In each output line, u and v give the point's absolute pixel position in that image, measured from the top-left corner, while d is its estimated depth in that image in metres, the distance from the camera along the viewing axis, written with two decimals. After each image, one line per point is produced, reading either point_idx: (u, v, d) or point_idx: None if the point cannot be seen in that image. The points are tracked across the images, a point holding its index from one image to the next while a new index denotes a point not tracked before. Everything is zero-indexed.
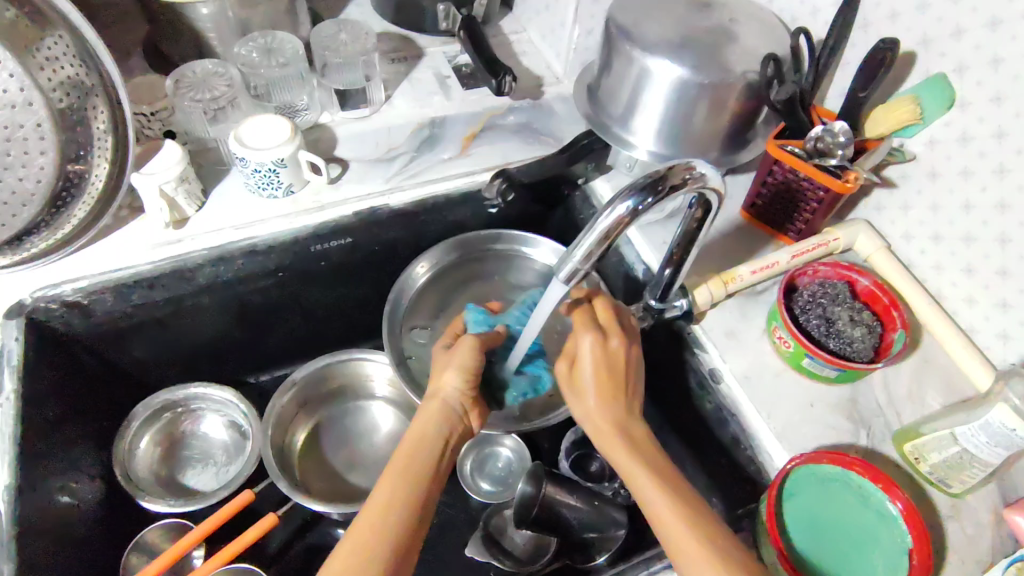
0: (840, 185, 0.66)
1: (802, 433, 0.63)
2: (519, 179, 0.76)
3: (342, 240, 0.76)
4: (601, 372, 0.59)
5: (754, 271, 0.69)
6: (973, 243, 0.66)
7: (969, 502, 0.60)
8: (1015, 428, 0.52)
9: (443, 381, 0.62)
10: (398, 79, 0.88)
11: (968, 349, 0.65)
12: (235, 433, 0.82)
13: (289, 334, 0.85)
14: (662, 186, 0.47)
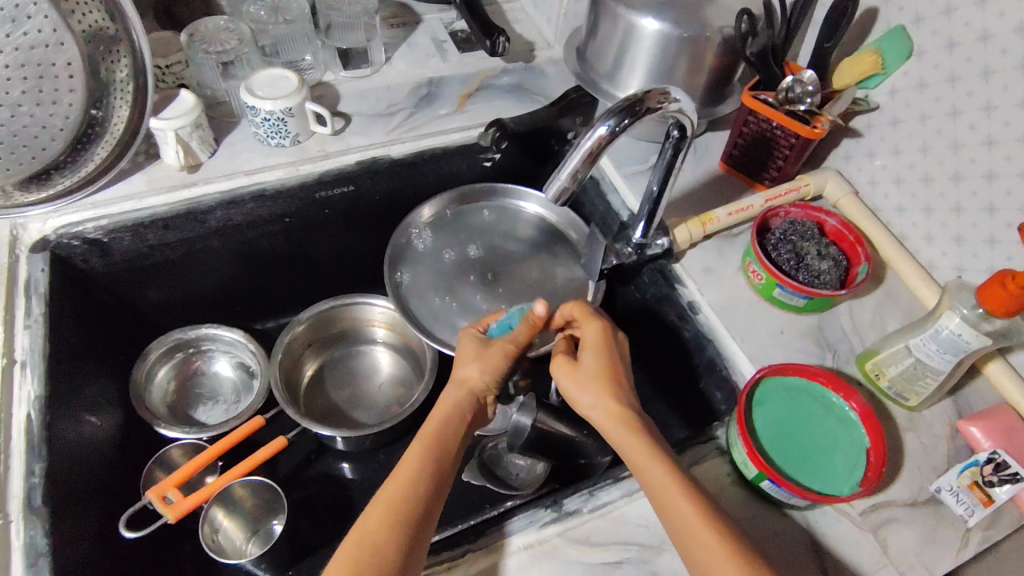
0: (810, 131, 0.72)
1: (772, 355, 0.68)
2: (512, 129, 0.81)
3: (345, 187, 0.81)
4: (604, 366, 0.61)
5: (730, 213, 0.75)
6: (930, 183, 0.71)
7: (924, 415, 0.65)
8: (961, 334, 0.58)
9: (473, 373, 0.63)
10: (397, 42, 0.93)
11: (923, 278, 0.71)
12: (243, 373, 0.87)
13: (295, 282, 0.90)
14: (638, 108, 0.52)
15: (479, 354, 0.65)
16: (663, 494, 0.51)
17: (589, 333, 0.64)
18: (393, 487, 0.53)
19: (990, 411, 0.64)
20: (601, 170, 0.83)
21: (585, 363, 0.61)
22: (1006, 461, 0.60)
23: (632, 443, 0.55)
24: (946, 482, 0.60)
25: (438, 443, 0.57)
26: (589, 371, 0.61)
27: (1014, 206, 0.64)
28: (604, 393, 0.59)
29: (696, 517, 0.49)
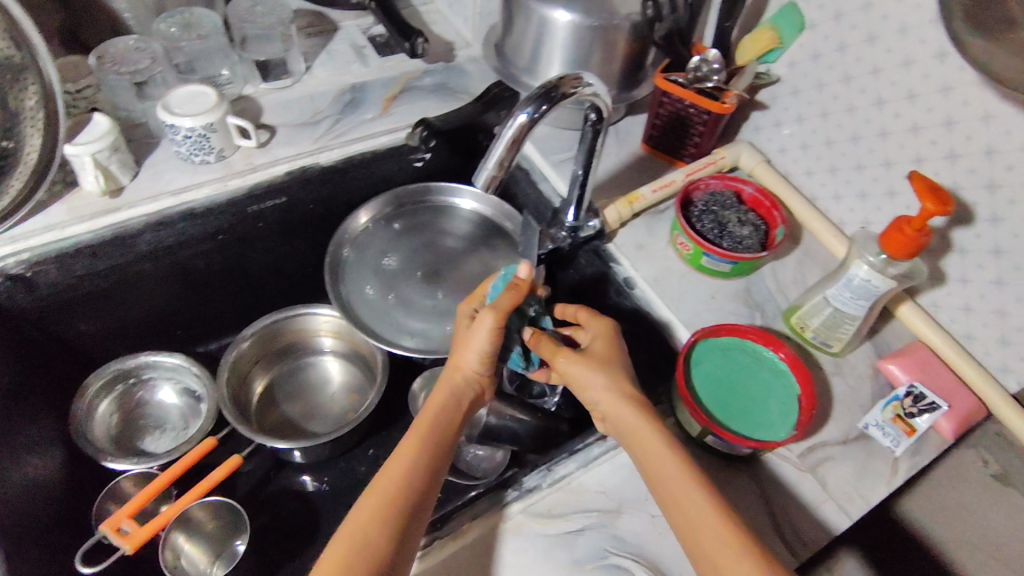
0: (719, 106, 0.76)
1: (707, 320, 0.72)
2: (438, 127, 0.82)
3: (277, 200, 0.80)
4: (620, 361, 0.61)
5: (655, 190, 0.79)
6: (833, 146, 0.76)
7: (848, 360, 0.70)
8: (869, 279, 0.63)
9: (466, 357, 0.62)
10: (316, 50, 0.93)
11: (832, 232, 0.76)
12: (189, 398, 0.86)
13: (235, 299, 0.88)
14: (554, 94, 0.54)
15: (468, 340, 0.62)
16: (673, 486, 0.52)
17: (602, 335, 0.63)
18: (388, 482, 0.53)
19: (905, 350, 0.70)
20: (531, 160, 0.86)
21: (603, 355, 0.62)
22: (924, 393, 0.65)
23: (647, 439, 0.55)
24: (873, 418, 0.65)
25: (433, 438, 0.57)
26: (611, 362, 0.61)
27: (907, 159, 0.70)
28: (617, 386, 0.59)
29: (710, 510, 0.50)
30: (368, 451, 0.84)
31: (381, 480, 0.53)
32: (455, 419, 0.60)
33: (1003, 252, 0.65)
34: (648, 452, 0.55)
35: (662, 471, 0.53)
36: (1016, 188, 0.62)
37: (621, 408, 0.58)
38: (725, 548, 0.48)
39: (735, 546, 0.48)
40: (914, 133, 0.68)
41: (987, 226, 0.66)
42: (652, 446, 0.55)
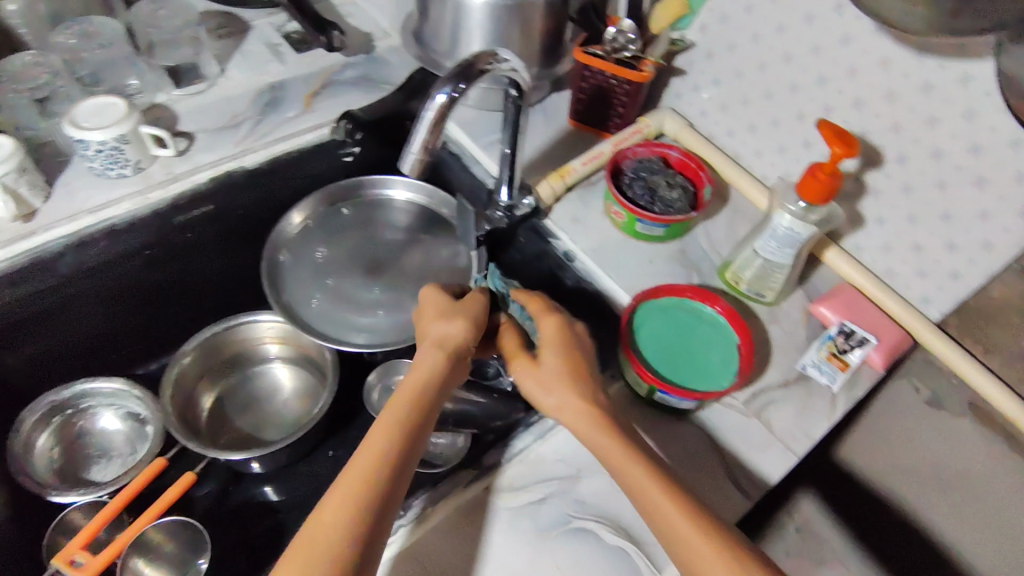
0: (639, 75, 0.78)
1: (646, 284, 0.74)
2: (363, 118, 0.82)
3: (204, 208, 0.78)
4: (566, 363, 0.59)
5: (584, 163, 0.80)
6: (750, 105, 0.79)
7: (782, 308, 0.73)
8: (791, 227, 0.66)
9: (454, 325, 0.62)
10: (229, 52, 0.90)
11: (755, 185, 0.80)
12: (134, 423, 0.83)
13: (172, 316, 0.85)
14: (470, 72, 0.55)
15: (451, 312, 0.63)
16: (643, 491, 0.51)
17: (554, 334, 0.61)
18: (323, 526, 0.49)
19: (833, 292, 0.73)
20: (460, 145, 0.86)
21: (546, 363, 0.60)
22: (853, 330, 0.69)
23: (614, 448, 0.54)
24: (810, 359, 0.68)
25: (381, 446, 0.53)
26: (551, 370, 0.59)
27: (817, 110, 0.73)
28: (574, 399, 0.57)
29: (679, 513, 0.50)
30: (328, 453, 0.82)
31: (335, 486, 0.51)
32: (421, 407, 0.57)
33: (912, 189, 0.69)
34: (615, 461, 0.54)
35: (630, 479, 0.52)
36: (918, 128, 0.66)
37: (577, 418, 0.56)
38: (697, 551, 0.48)
39: (708, 549, 0.48)
40: (822, 85, 0.71)
41: (895, 166, 0.69)
42: (617, 455, 0.54)
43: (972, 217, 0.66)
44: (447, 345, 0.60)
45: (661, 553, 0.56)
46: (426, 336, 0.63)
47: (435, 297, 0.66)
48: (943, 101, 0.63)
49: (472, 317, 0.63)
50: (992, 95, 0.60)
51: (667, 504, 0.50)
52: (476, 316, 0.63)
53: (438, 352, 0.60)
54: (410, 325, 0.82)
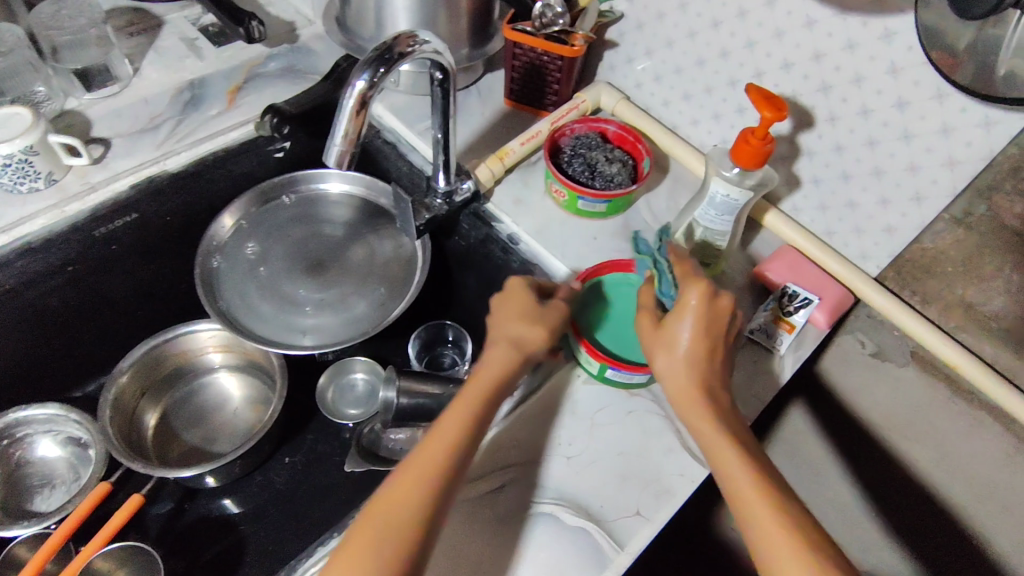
0: (570, 50, 0.76)
1: (592, 261, 0.74)
2: (290, 112, 0.79)
3: (128, 217, 0.74)
4: (702, 334, 0.56)
5: (522, 143, 0.78)
6: (682, 73, 0.79)
7: (726, 274, 0.74)
8: (728, 194, 0.66)
9: (531, 332, 0.61)
10: (142, 50, 0.86)
11: (692, 153, 0.80)
12: (75, 447, 0.79)
13: (105, 335, 0.80)
14: (389, 56, 0.52)
15: (540, 314, 0.62)
16: (736, 479, 0.50)
17: (698, 299, 0.57)
18: (388, 520, 0.50)
19: (775, 255, 0.73)
20: (395, 133, 0.84)
21: (671, 335, 0.57)
22: (796, 291, 0.70)
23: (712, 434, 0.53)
24: (757, 322, 0.69)
25: (450, 450, 0.53)
26: (681, 339, 0.56)
27: (747, 75, 0.73)
28: (686, 378, 0.56)
29: (767, 504, 0.48)
30: (285, 459, 0.81)
31: (400, 480, 0.52)
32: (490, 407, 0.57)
33: (843, 147, 0.70)
34: (717, 447, 0.52)
35: (726, 465, 0.51)
36: (845, 86, 0.67)
37: (688, 400, 0.55)
38: (780, 545, 0.46)
39: (788, 544, 0.46)
40: (750, 49, 0.71)
41: (826, 126, 0.70)
42: (716, 440, 0.53)
43: (902, 170, 0.67)
44: (524, 349, 0.60)
45: (621, 530, 0.57)
46: (500, 335, 0.61)
47: (524, 293, 0.63)
48: (867, 58, 0.64)
49: (554, 326, 0.62)
50: (914, 49, 0.61)
51: (761, 498, 0.48)
52: (555, 325, 0.62)
53: (511, 354, 0.60)
54: (358, 322, 0.80)
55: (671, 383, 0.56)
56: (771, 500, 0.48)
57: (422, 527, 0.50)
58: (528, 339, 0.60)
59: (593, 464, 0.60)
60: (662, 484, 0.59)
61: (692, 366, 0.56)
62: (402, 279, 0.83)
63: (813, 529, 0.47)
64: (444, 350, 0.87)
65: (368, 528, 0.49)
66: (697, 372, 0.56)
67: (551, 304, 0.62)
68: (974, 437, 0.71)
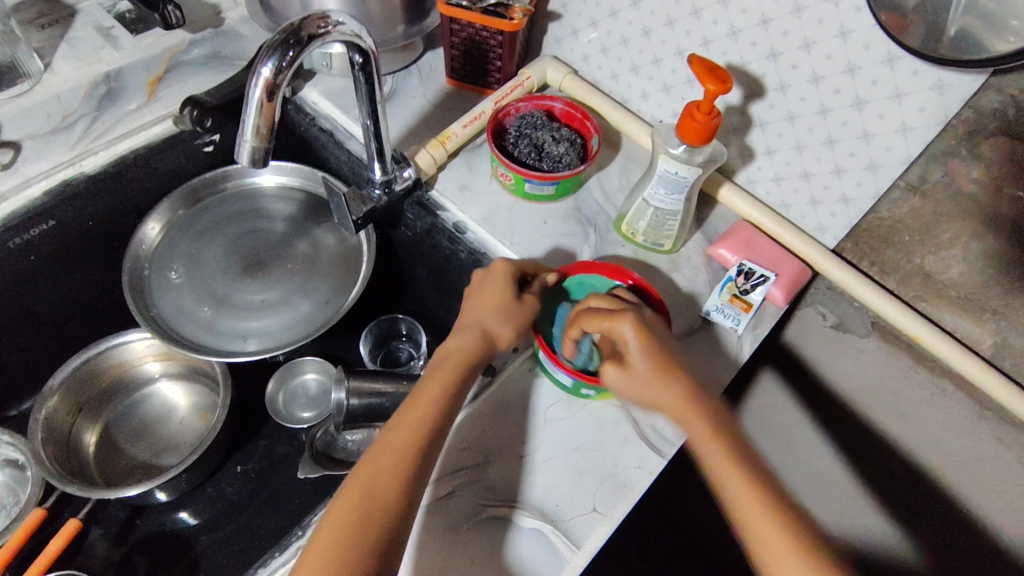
0: (509, 25, 0.71)
1: (542, 246, 0.71)
2: (211, 103, 0.74)
3: (44, 225, 0.69)
4: (652, 342, 0.54)
5: (465, 125, 0.75)
6: (629, 44, 0.75)
7: (682, 253, 0.71)
8: (677, 172, 0.63)
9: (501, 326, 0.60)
10: (53, 43, 0.78)
11: (642, 128, 0.77)
12: (14, 468, 0.75)
13: (32, 350, 0.75)
14: (297, 39, 0.48)
15: (513, 309, 0.60)
16: (725, 483, 0.49)
17: (632, 331, 0.54)
18: (354, 507, 0.48)
19: (731, 231, 0.71)
20: (331, 120, 0.79)
21: (631, 352, 0.54)
22: (752, 268, 0.67)
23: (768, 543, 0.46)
24: (714, 304, 0.67)
25: (417, 434, 0.51)
26: (637, 357, 0.54)
27: (694, 43, 0.69)
28: (660, 385, 0.53)
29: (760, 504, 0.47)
30: (236, 469, 0.78)
31: (364, 470, 0.50)
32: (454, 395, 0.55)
33: (796, 117, 0.67)
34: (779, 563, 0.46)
35: (762, 537, 0.46)
36: (794, 53, 0.63)
37: (674, 401, 0.52)
38: (775, 550, 0.46)
39: (782, 545, 0.46)
40: (696, 16, 0.68)
41: (777, 95, 0.67)
42: (778, 554, 0.46)
43: (856, 138, 0.64)
44: (491, 343, 0.60)
45: (577, 529, 0.55)
46: (473, 324, 0.60)
47: (502, 278, 0.61)
48: (815, 22, 0.61)
49: (523, 325, 0.60)
50: (862, 11, 0.58)
51: (752, 498, 0.47)
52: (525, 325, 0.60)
53: (479, 347, 0.59)
54: (303, 322, 0.76)
55: (654, 394, 0.53)
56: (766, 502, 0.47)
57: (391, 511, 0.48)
58: (496, 330, 0.60)
59: (547, 462, 0.58)
60: (619, 478, 0.57)
61: (660, 372, 0.53)
62: (348, 274, 0.79)
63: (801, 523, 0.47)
64: (399, 345, 0.84)
65: (336, 522, 0.48)
66: (670, 375, 0.53)
67: (528, 298, 0.61)
68: (936, 405, 0.70)
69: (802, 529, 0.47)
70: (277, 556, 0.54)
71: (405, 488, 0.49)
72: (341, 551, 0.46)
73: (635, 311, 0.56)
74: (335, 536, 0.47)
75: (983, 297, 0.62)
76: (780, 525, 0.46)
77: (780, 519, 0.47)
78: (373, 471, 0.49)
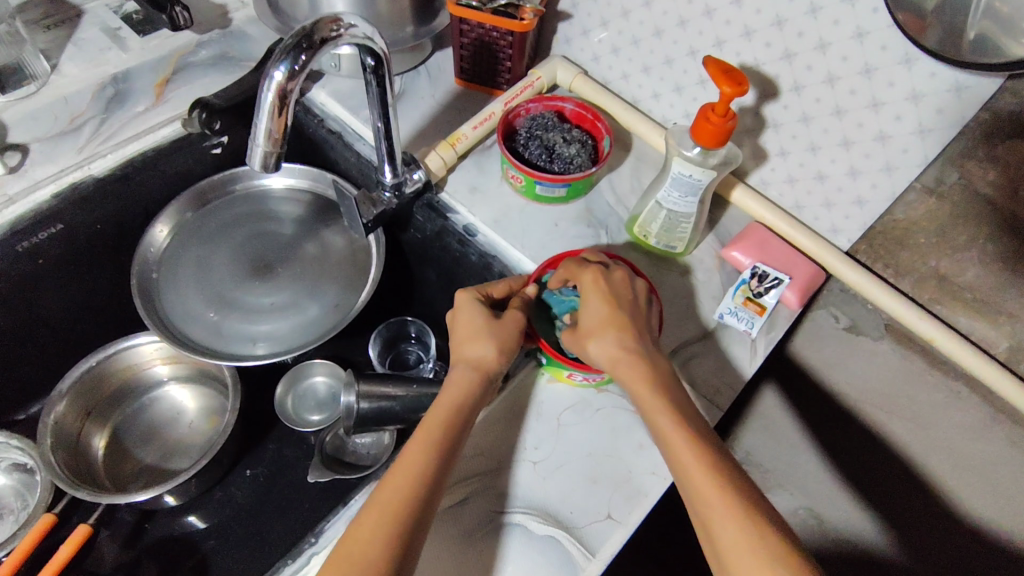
0: (520, 25, 0.71)
1: (553, 249, 0.70)
2: (219, 105, 0.73)
3: (52, 228, 0.69)
4: (610, 300, 0.56)
5: (474, 126, 0.74)
6: (640, 45, 0.74)
7: (695, 255, 0.71)
8: (690, 174, 0.63)
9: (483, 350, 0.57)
10: (60, 44, 0.78)
11: (654, 129, 0.76)
12: (23, 473, 0.75)
13: (41, 353, 0.75)
14: (309, 42, 0.48)
15: (492, 330, 0.57)
16: (667, 438, 0.49)
17: (592, 282, 0.57)
18: (359, 547, 0.46)
19: (743, 233, 0.71)
20: (340, 121, 0.78)
21: (586, 309, 0.57)
22: (766, 271, 0.67)
23: (742, 554, 0.44)
24: (727, 306, 0.66)
25: (424, 465, 0.50)
26: (589, 314, 0.56)
27: (707, 44, 0.69)
28: (613, 342, 0.55)
29: (693, 457, 0.48)
30: (246, 472, 0.77)
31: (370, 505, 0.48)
32: (461, 420, 0.54)
33: (811, 118, 0.66)
34: (719, 524, 0.45)
35: (700, 492, 0.46)
36: (809, 53, 0.63)
37: (618, 361, 0.54)
38: (710, 505, 0.46)
39: (719, 501, 0.45)
40: (709, 17, 0.67)
41: (792, 96, 0.66)
42: (720, 523, 0.45)
43: (871, 140, 0.64)
44: (481, 368, 0.56)
45: (592, 536, 0.54)
46: (458, 359, 0.58)
47: (470, 308, 0.59)
48: (830, 22, 0.60)
49: (509, 341, 0.57)
50: (879, 11, 0.57)
51: (689, 451, 0.48)
52: (512, 342, 0.57)
53: (468, 378, 0.56)
54: (312, 326, 0.75)
55: (600, 354, 0.55)
56: (702, 456, 0.48)
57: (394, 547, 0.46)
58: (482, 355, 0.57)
59: (560, 468, 0.58)
60: (633, 484, 0.57)
61: (614, 330, 0.55)
62: (356, 277, 0.78)
63: (740, 484, 0.47)
64: (408, 347, 0.84)
65: (340, 560, 0.46)
66: (623, 336, 0.55)
67: (505, 315, 0.58)
68: (949, 408, 0.69)
69: (739, 489, 0.46)
70: (289, 564, 0.54)
71: (409, 523, 0.47)
72: None
73: (602, 264, 0.59)
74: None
75: (997, 301, 0.62)
76: (718, 478, 0.46)
77: (717, 474, 0.47)
78: (380, 505, 0.48)
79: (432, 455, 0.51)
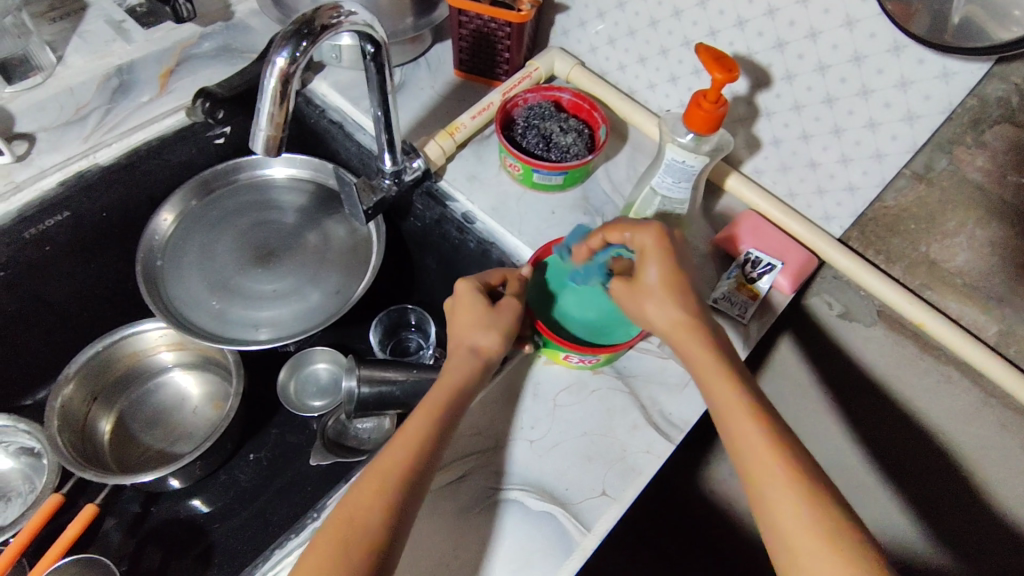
0: (517, 16, 0.72)
1: (550, 235, 0.71)
2: (222, 95, 0.75)
3: (59, 216, 0.70)
4: (676, 265, 0.55)
5: (473, 116, 0.75)
6: (636, 35, 0.76)
7: (689, 242, 0.72)
8: (683, 161, 0.64)
9: (484, 337, 0.58)
10: (65, 36, 0.79)
11: (650, 119, 0.77)
12: (30, 457, 0.76)
13: (47, 339, 0.77)
14: (310, 29, 0.49)
15: (492, 316, 0.59)
16: (700, 368, 0.52)
17: (657, 245, 0.56)
18: (363, 503, 0.48)
19: (737, 220, 0.72)
20: (341, 112, 0.79)
21: (652, 270, 0.55)
22: (759, 257, 0.68)
23: (759, 466, 0.47)
24: (721, 291, 0.67)
25: (427, 430, 0.52)
26: (657, 271, 0.55)
27: (701, 34, 0.70)
28: (679, 295, 0.54)
29: (726, 384, 0.51)
30: (248, 456, 0.79)
31: (374, 464, 0.51)
32: (461, 392, 0.56)
33: (802, 106, 0.67)
34: (742, 439, 0.48)
35: (729, 413, 0.49)
36: (801, 42, 0.64)
37: (684, 312, 0.54)
38: (737, 424, 0.49)
39: (748, 422, 0.48)
40: (702, 7, 0.68)
41: (784, 84, 0.67)
42: (744, 440, 0.48)
43: (862, 127, 0.65)
44: (480, 351, 0.58)
45: (586, 512, 0.55)
46: (459, 343, 0.59)
47: (469, 296, 0.60)
48: (821, 11, 0.61)
49: (508, 328, 0.59)
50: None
51: (722, 380, 0.51)
52: (510, 327, 0.59)
53: (467, 364, 0.57)
54: (313, 312, 0.77)
55: (664, 310, 0.55)
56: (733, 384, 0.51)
57: (395, 505, 0.48)
58: (483, 343, 0.58)
59: (556, 447, 0.59)
60: (627, 462, 0.58)
61: (683, 291, 0.55)
62: (357, 265, 0.80)
63: (766, 411, 0.49)
64: (409, 335, 0.86)
65: (342, 515, 0.48)
66: (686, 297, 0.55)
67: (504, 303, 0.60)
68: (940, 392, 0.70)
69: (765, 414, 0.49)
70: (292, 538, 0.55)
71: (409, 485, 0.49)
72: (350, 541, 0.47)
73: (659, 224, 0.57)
74: (341, 533, 0.47)
75: (988, 285, 0.63)
76: (746, 402, 0.49)
77: (746, 399, 0.50)
78: (383, 464, 0.50)
79: (435, 422, 0.53)
